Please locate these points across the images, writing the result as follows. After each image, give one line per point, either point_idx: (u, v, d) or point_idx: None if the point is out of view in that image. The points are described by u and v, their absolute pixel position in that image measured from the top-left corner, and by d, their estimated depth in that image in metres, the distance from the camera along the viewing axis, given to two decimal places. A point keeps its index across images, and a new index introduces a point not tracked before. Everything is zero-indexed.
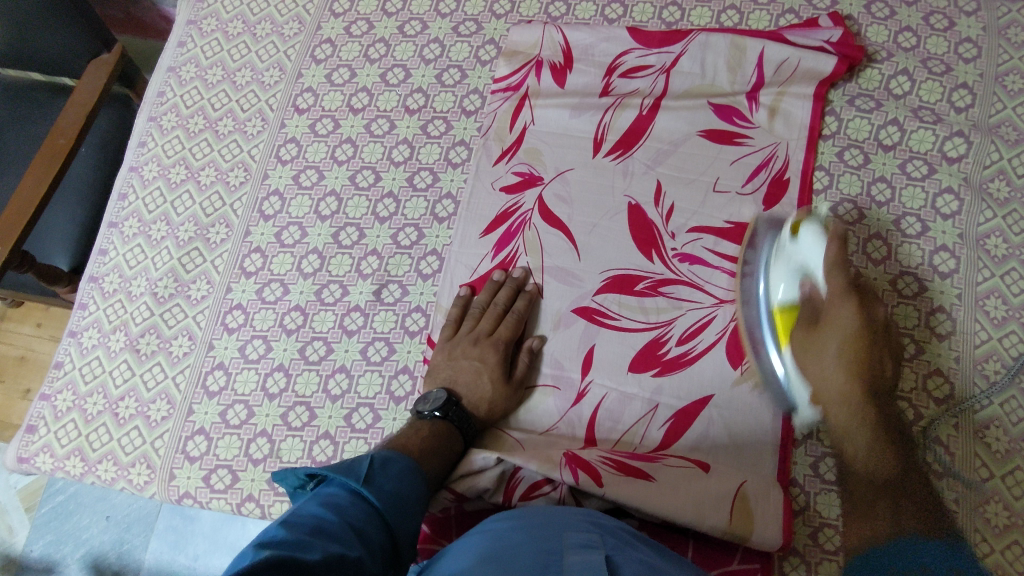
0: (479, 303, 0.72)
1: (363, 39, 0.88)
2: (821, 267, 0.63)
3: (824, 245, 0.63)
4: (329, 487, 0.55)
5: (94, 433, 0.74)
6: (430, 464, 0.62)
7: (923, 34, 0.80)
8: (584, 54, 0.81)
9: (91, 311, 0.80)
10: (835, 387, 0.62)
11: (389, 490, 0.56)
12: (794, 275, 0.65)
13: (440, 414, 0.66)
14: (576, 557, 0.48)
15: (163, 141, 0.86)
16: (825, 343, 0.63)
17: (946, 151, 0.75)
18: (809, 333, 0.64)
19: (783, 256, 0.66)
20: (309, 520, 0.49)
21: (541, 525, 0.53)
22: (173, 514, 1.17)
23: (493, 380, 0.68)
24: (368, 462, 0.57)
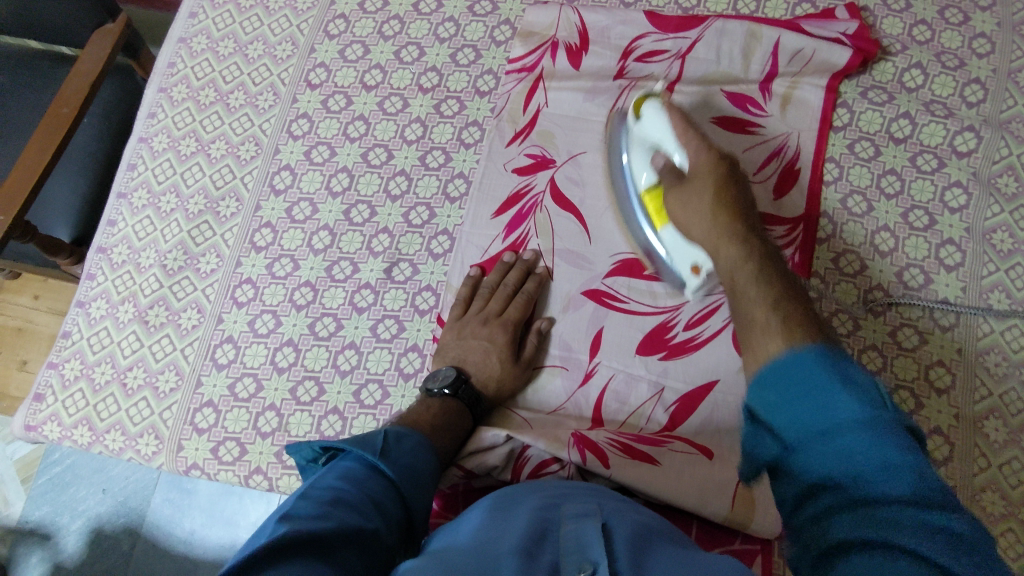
0: (490, 283, 0.73)
1: (377, 16, 0.87)
2: (668, 137, 0.67)
3: (664, 117, 0.68)
4: (345, 459, 0.55)
5: (101, 403, 0.75)
6: (439, 440, 0.62)
7: (938, 28, 0.80)
8: (600, 36, 0.81)
9: (99, 282, 0.79)
10: (697, 198, 0.62)
11: (404, 463, 0.56)
12: (647, 156, 0.70)
13: (450, 391, 0.67)
14: (573, 525, 0.48)
15: (173, 113, 0.85)
16: (695, 189, 0.62)
17: (956, 145, 0.75)
18: (681, 167, 0.65)
19: (636, 141, 0.72)
20: (327, 491, 0.50)
21: (542, 498, 0.54)
22: (170, 487, 1.17)
23: (503, 360, 0.69)
24: (382, 436, 0.57)
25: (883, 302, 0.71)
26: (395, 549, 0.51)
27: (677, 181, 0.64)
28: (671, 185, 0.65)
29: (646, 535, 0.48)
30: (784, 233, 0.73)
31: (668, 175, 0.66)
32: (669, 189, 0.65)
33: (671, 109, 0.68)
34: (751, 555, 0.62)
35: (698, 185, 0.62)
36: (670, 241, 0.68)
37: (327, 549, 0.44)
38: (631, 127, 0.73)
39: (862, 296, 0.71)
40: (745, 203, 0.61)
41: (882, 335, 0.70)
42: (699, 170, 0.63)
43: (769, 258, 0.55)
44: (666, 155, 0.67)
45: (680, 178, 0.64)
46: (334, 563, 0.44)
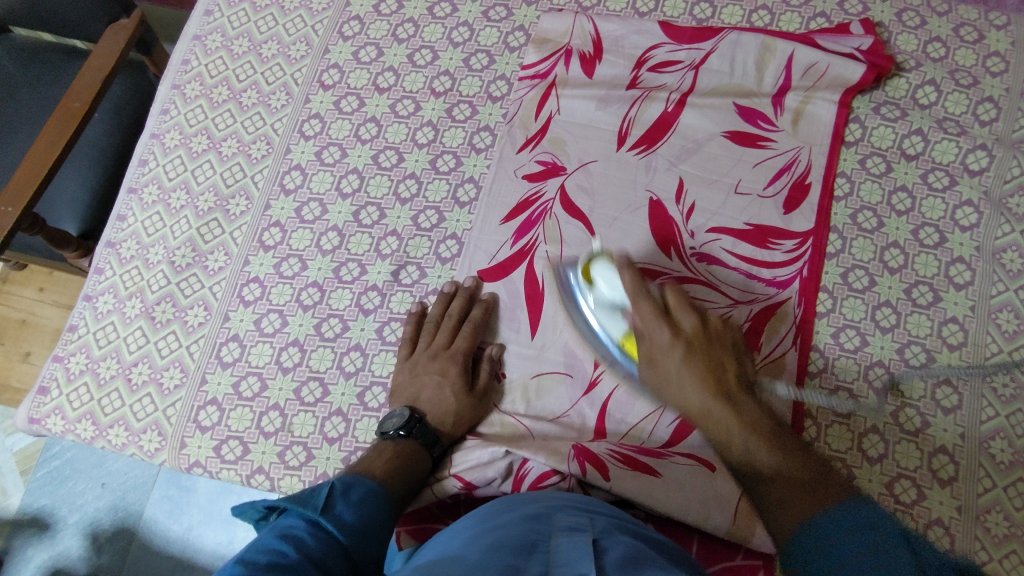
0: (435, 317, 0.73)
1: (392, 19, 0.87)
2: (627, 300, 0.64)
3: (620, 280, 0.64)
4: (287, 517, 0.53)
5: (105, 397, 0.75)
6: (396, 484, 0.62)
7: (953, 45, 0.80)
8: (614, 45, 0.81)
9: (107, 277, 0.79)
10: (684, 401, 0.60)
11: (348, 517, 0.55)
12: (614, 313, 0.66)
13: (405, 432, 0.66)
14: (564, 538, 0.49)
15: (186, 110, 0.86)
16: (663, 367, 0.61)
17: (968, 163, 0.75)
18: (650, 361, 0.62)
19: (597, 305, 0.67)
20: (264, 554, 0.48)
21: (533, 511, 0.54)
22: (168, 484, 1.17)
23: (456, 391, 0.69)
24: (326, 491, 0.56)
25: (891, 319, 0.71)
26: None
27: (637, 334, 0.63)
28: (649, 357, 0.62)
29: (637, 550, 0.49)
30: (793, 247, 0.73)
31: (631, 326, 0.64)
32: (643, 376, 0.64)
33: (628, 271, 0.63)
34: (753, 570, 0.62)
35: (676, 363, 0.60)
36: (602, 291, 0.66)
37: None
38: (580, 284, 0.69)
39: (869, 313, 0.71)
40: (706, 343, 0.61)
41: (889, 352, 0.70)
42: (658, 351, 0.61)
43: (747, 428, 0.56)
44: (629, 317, 0.64)
45: (651, 358, 0.62)
46: None
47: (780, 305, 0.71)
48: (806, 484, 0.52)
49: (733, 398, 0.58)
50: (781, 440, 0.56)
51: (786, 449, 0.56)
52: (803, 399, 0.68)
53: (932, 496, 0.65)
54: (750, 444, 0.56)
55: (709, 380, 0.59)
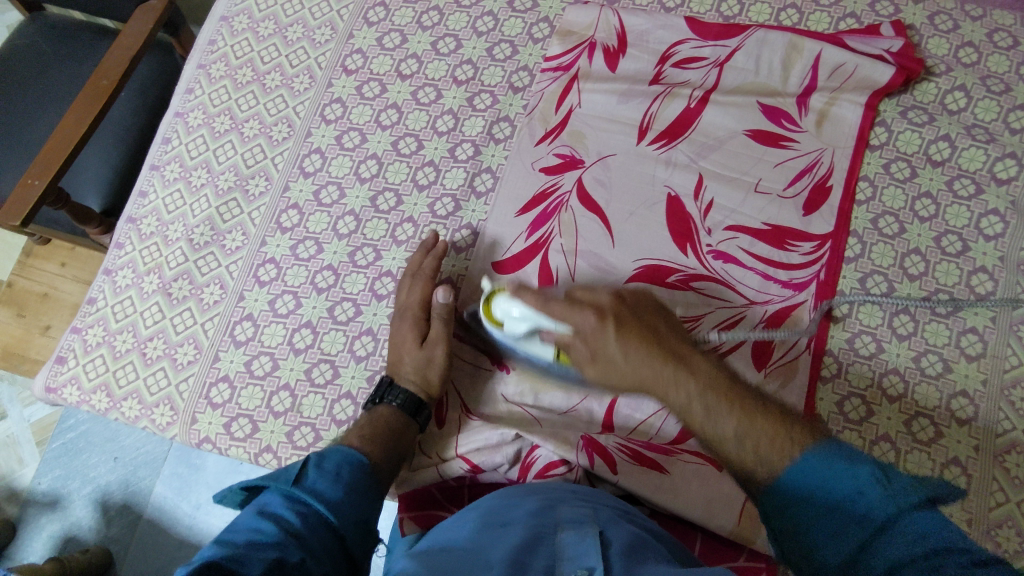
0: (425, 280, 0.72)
1: (417, 6, 0.87)
2: (536, 317, 0.62)
3: (524, 304, 0.63)
4: (266, 495, 0.55)
5: (120, 370, 0.76)
6: (373, 448, 0.62)
7: (986, 51, 0.78)
8: (638, 39, 0.80)
9: (126, 252, 0.81)
10: (603, 356, 0.58)
11: (323, 485, 0.56)
12: (536, 332, 0.63)
13: (378, 399, 0.67)
14: (569, 532, 0.48)
15: (210, 90, 0.86)
16: (585, 342, 0.59)
17: (996, 172, 0.74)
18: (591, 361, 0.59)
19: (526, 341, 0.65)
20: (245, 532, 0.49)
21: (539, 501, 0.54)
22: (179, 461, 1.19)
23: (421, 357, 0.68)
24: (297, 466, 0.57)
25: (908, 326, 0.70)
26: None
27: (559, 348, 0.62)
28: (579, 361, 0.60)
29: (642, 542, 0.49)
30: (811, 249, 0.72)
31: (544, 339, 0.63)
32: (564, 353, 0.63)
33: (527, 294, 0.63)
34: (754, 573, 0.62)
35: (581, 350, 0.60)
36: (512, 323, 0.64)
37: None
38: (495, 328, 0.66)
39: (886, 319, 0.70)
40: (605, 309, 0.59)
41: (904, 360, 0.69)
42: (586, 346, 0.59)
43: (667, 365, 0.55)
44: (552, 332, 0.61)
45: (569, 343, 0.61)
46: None
47: (795, 308, 0.70)
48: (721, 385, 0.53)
49: (666, 349, 0.57)
50: (731, 384, 0.54)
51: (760, 400, 0.53)
52: (814, 404, 0.67)
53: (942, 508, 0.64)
54: (698, 395, 0.53)
55: (656, 353, 0.56)
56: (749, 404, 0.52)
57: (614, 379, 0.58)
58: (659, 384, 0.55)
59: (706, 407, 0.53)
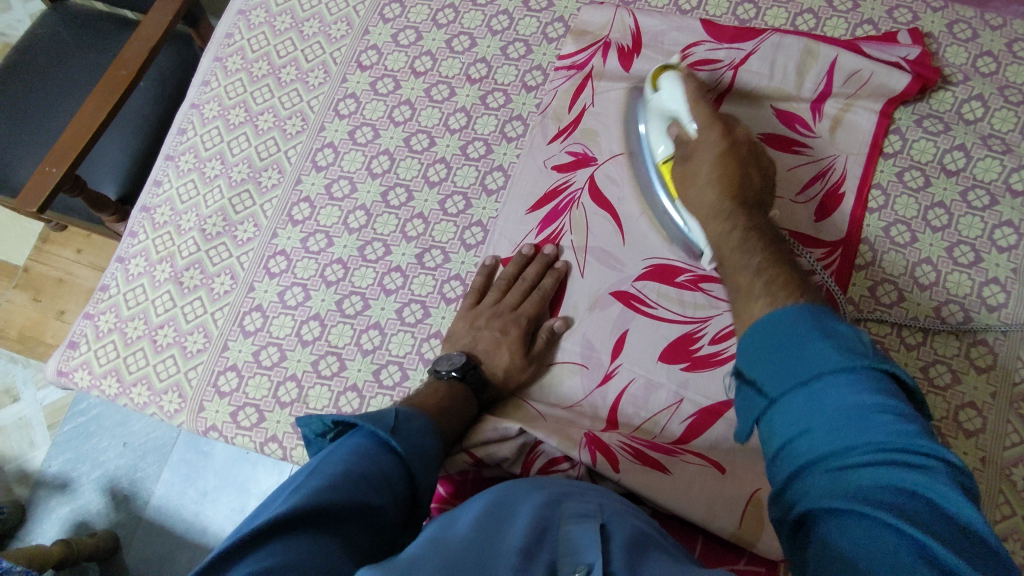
0: (507, 274, 0.73)
1: (433, 3, 0.88)
2: (683, 109, 0.68)
3: (680, 88, 0.69)
4: (356, 435, 0.55)
5: (131, 356, 0.77)
6: (445, 422, 0.62)
7: (1004, 60, 0.78)
8: (653, 40, 0.80)
9: (140, 240, 0.82)
10: (704, 205, 0.64)
11: (414, 442, 0.56)
12: (665, 127, 0.72)
13: (458, 375, 0.67)
14: (573, 526, 0.48)
15: (226, 82, 0.87)
16: (695, 168, 0.66)
17: (1011, 182, 0.73)
18: (692, 189, 0.66)
19: (655, 113, 0.73)
20: (337, 464, 0.50)
21: (544, 494, 0.54)
22: (187, 448, 1.20)
23: (511, 351, 0.69)
24: (394, 414, 0.57)
25: (917, 336, 0.69)
26: (397, 529, 0.52)
27: (682, 159, 0.68)
28: (682, 184, 0.67)
29: (644, 540, 0.48)
30: (822, 256, 0.72)
31: (676, 152, 0.69)
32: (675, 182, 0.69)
33: (690, 81, 0.70)
34: None
35: (710, 161, 0.65)
36: (665, 95, 0.70)
37: (332, 524, 0.45)
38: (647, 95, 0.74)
39: (896, 328, 0.70)
40: (755, 161, 0.65)
41: (913, 370, 0.68)
42: (701, 146, 0.66)
43: (750, 234, 0.58)
44: (682, 127, 0.69)
45: (686, 159, 0.67)
46: (339, 537, 0.45)
47: None
48: (778, 262, 0.54)
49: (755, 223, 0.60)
50: (787, 261, 0.55)
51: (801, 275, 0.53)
52: None
53: None
54: (759, 246, 0.57)
55: (748, 231, 0.59)
56: (787, 286, 0.51)
57: (707, 198, 0.64)
58: (731, 251, 0.58)
59: (747, 253, 0.57)
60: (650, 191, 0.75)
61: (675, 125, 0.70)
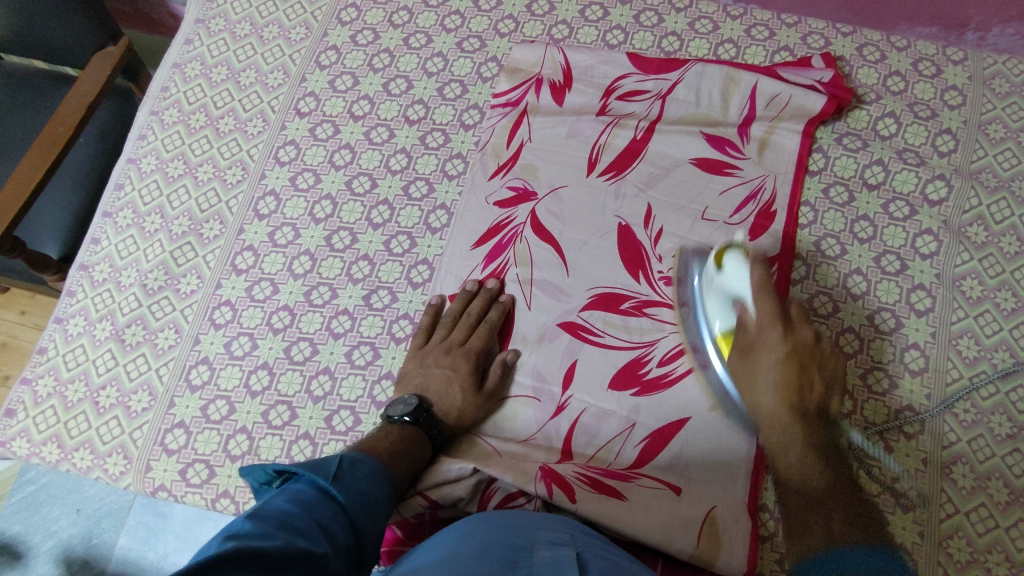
0: (452, 311, 0.73)
1: (368, 49, 0.89)
2: (748, 293, 0.64)
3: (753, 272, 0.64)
4: (298, 483, 0.56)
5: (72, 420, 0.75)
6: (396, 467, 0.62)
7: (912, 79, 0.83)
8: (583, 75, 0.83)
9: (79, 299, 0.80)
10: (764, 410, 0.61)
11: (357, 490, 0.57)
12: (726, 304, 0.66)
13: (410, 419, 0.67)
14: (547, 553, 0.49)
15: (163, 135, 0.87)
16: (757, 363, 0.62)
17: (928, 193, 0.77)
18: (748, 348, 0.64)
19: (714, 289, 0.68)
20: (276, 513, 0.50)
21: (515, 524, 0.53)
22: (145, 510, 1.15)
23: (464, 390, 0.69)
24: (337, 462, 0.58)
25: (854, 344, 0.72)
26: None
27: (742, 356, 0.64)
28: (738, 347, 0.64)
29: (616, 564, 0.49)
30: None
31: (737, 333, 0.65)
32: (737, 378, 0.64)
33: (758, 267, 0.64)
34: None
35: (772, 360, 0.61)
36: (729, 275, 0.65)
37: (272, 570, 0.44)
38: (708, 270, 0.69)
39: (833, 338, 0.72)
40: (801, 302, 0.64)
41: (852, 378, 0.71)
42: (766, 341, 0.62)
43: (811, 439, 0.57)
44: (746, 313, 0.64)
45: (747, 351, 0.63)
46: None
47: None
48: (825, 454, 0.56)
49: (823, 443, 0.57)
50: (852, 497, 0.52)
51: (863, 507, 0.51)
52: None
53: (895, 522, 0.65)
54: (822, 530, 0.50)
55: (789, 395, 0.59)
56: (840, 514, 0.50)
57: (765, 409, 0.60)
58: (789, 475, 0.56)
59: (805, 473, 0.55)
60: (693, 329, 0.70)
61: (738, 307, 0.65)
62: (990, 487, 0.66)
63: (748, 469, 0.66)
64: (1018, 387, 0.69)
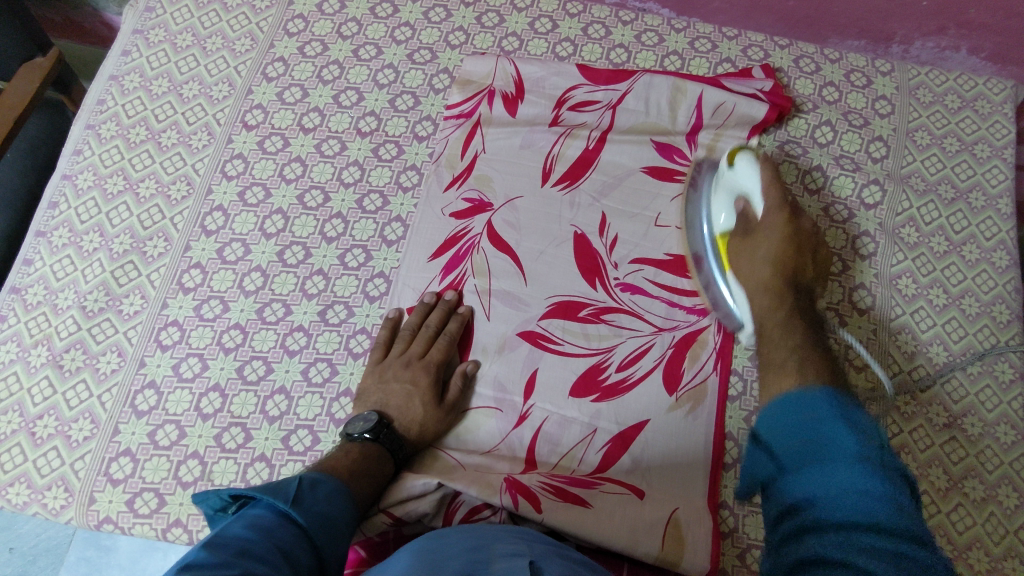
0: (410, 325, 0.73)
1: (317, 60, 0.88)
2: (757, 190, 0.72)
3: (757, 171, 0.73)
4: (256, 507, 0.54)
5: (6, 453, 0.70)
6: (358, 485, 0.61)
7: (845, 89, 0.87)
8: (535, 86, 0.84)
9: (10, 324, 0.75)
10: (757, 278, 0.69)
11: (318, 511, 0.55)
12: (730, 200, 0.74)
13: (371, 436, 0.65)
14: (504, 564, 0.48)
15: (101, 150, 0.83)
16: (760, 240, 0.71)
17: (864, 197, 0.81)
18: (744, 236, 0.72)
19: (722, 187, 0.76)
20: (232, 541, 0.49)
21: (471, 538, 0.53)
22: (86, 544, 1.09)
23: (425, 403, 0.68)
24: (296, 483, 0.56)
25: None
26: None
27: (747, 234, 0.72)
28: (740, 242, 0.72)
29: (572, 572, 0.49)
30: None
31: (738, 227, 0.73)
32: (738, 256, 0.72)
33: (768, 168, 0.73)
34: None
35: (767, 246, 0.70)
36: (740, 172, 0.73)
37: None
38: (716, 214, 0.75)
39: None
40: (804, 246, 0.71)
41: None
42: (769, 225, 0.71)
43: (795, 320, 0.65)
44: (752, 214, 0.72)
45: (748, 233, 0.72)
46: None
47: (700, 332, 0.73)
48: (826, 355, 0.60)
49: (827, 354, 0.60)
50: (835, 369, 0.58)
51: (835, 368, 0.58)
52: (723, 422, 0.70)
53: None
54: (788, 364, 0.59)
55: (783, 267, 0.69)
56: (812, 369, 0.58)
57: (756, 272, 0.70)
58: (773, 326, 0.65)
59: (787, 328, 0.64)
60: (696, 241, 0.76)
61: (741, 202, 0.74)
62: (931, 474, 0.69)
63: (705, 468, 0.68)
64: (952, 378, 0.73)
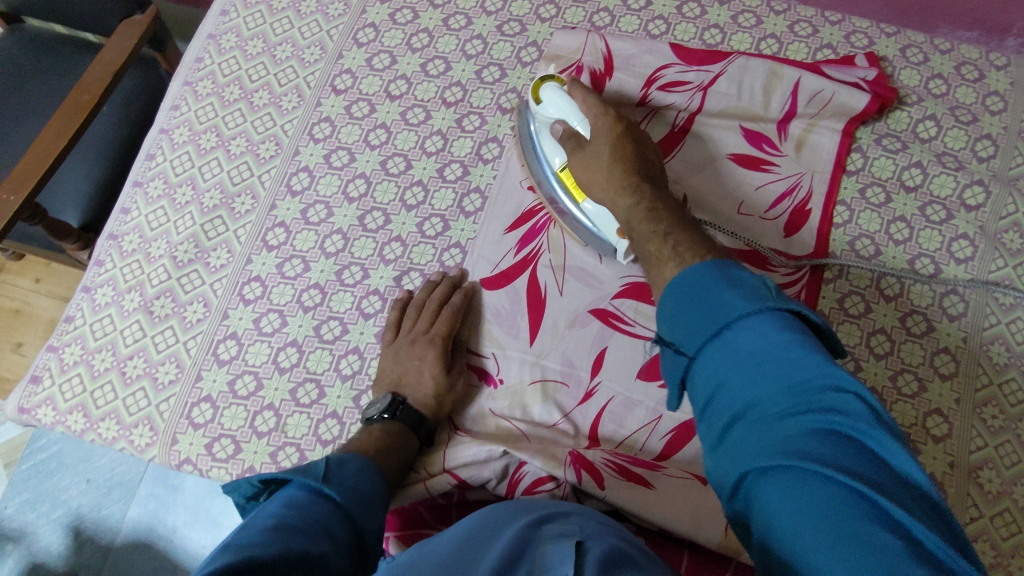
0: (418, 301, 0.73)
1: (407, 28, 0.88)
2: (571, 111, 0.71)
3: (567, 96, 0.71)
4: (287, 488, 0.52)
5: (99, 390, 0.74)
6: (385, 461, 0.62)
7: (953, 83, 0.82)
8: (625, 63, 0.82)
9: (107, 268, 0.79)
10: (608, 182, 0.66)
11: (347, 486, 0.55)
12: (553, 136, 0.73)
13: (389, 415, 0.66)
14: (550, 545, 0.44)
15: (197, 106, 0.86)
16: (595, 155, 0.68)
17: (965, 198, 0.77)
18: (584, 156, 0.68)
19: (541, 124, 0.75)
20: (269, 517, 0.47)
21: (528, 518, 0.51)
22: (156, 482, 1.15)
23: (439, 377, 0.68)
24: (324, 464, 0.56)
25: (885, 346, 0.72)
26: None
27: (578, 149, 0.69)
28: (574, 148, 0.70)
29: (627, 555, 0.42)
30: (792, 270, 0.74)
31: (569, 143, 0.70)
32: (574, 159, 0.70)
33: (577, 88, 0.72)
34: None
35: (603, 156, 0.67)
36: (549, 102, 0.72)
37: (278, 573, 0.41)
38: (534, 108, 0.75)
39: (864, 338, 0.72)
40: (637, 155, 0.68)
41: (882, 379, 0.71)
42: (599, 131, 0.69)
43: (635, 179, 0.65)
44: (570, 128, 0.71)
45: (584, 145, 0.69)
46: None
47: None
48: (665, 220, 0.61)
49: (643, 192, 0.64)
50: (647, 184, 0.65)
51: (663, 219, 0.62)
52: None
53: None
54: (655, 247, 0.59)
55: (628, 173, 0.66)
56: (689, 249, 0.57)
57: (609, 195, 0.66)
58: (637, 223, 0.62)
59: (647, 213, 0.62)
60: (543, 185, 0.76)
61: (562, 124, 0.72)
62: (1015, 493, 0.66)
63: None
64: None
